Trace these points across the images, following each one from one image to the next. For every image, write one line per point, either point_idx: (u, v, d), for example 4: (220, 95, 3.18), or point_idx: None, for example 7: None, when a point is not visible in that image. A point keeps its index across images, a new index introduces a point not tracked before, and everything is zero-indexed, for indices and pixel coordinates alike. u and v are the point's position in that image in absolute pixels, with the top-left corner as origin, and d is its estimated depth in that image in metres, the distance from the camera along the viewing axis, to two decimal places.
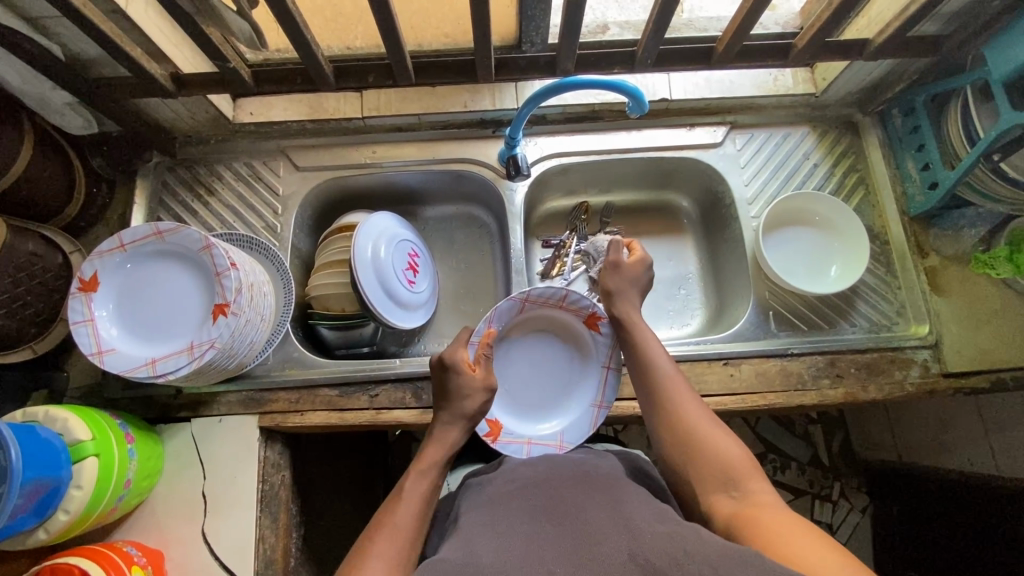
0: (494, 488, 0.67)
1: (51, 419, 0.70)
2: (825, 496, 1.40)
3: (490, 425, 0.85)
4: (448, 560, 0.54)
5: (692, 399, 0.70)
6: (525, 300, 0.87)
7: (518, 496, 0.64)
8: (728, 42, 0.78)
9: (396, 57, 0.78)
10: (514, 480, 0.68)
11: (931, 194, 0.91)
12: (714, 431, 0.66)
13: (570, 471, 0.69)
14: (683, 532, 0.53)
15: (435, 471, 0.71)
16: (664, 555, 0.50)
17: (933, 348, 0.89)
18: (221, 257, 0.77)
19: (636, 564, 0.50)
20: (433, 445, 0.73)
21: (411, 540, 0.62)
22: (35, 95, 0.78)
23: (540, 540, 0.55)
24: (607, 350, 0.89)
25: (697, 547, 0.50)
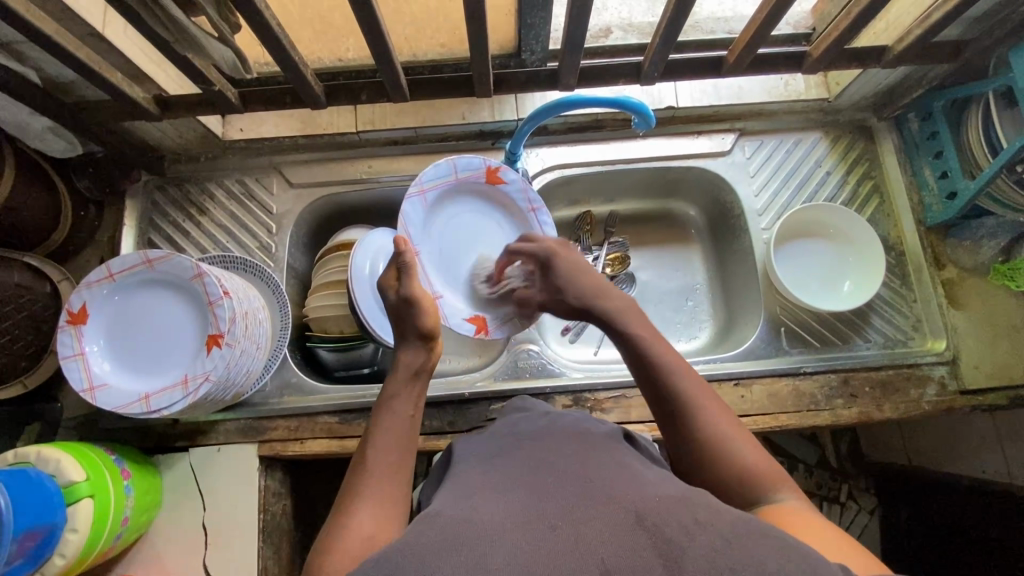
0: (489, 450, 0.62)
1: (43, 461, 0.68)
2: (834, 499, 1.38)
3: (475, 322, 0.88)
4: (445, 513, 0.46)
5: (700, 386, 0.61)
6: (423, 190, 0.86)
7: (515, 456, 0.58)
8: (739, 52, 0.74)
9: (389, 74, 0.74)
10: (510, 439, 0.63)
11: (949, 204, 0.87)
12: (731, 425, 0.58)
13: (566, 428, 0.64)
14: (694, 497, 0.46)
15: (411, 399, 0.65)
16: (673, 520, 0.42)
17: (950, 365, 0.87)
18: (213, 286, 0.74)
19: (644, 529, 0.42)
20: (396, 371, 0.68)
21: (390, 488, 0.56)
22: (14, 120, 0.74)
23: (539, 493, 0.48)
24: (522, 194, 0.91)
25: (709, 516, 0.43)
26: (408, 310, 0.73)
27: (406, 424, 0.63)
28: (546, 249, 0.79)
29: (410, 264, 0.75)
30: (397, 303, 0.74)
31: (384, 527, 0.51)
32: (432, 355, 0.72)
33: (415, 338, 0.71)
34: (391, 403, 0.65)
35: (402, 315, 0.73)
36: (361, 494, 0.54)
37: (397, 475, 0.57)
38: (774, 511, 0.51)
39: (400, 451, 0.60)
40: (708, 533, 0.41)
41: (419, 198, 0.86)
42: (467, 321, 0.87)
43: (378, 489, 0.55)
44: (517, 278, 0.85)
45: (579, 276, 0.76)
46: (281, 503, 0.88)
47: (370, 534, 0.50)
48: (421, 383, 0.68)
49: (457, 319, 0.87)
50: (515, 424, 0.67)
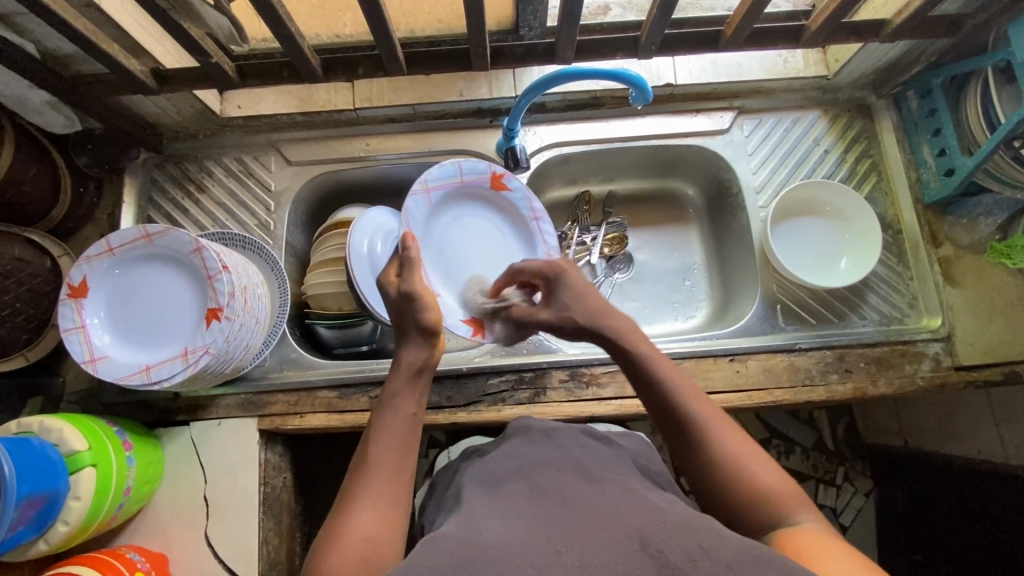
0: (497, 473, 0.67)
1: (46, 430, 0.69)
2: (829, 481, 1.39)
3: (473, 324, 0.84)
4: (453, 536, 0.51)
5: (713, 410, 0.62)
6: (428, 189, 0.85)
7: (520, 483, 0.63)
8: (737, 25, 0.74)
9: (386, 48, 0.74)
10: (518, 461, 0.68)
11: (947, 181, 0.87)
12: (746, 446, 0.60)
13: (568, 453, 0.68)
14: (694, 522, 0.51)
15: (411, 397, 0.65)
16: (677, 547, 0.46)
17: (945, 342, 0.87)
18: (212, 260, 0.75)
19: (646, 555, 0.46)
20: (396, 370, 0.66)
21: (390, 491, 0.57)
22: (13, 94, 0.75)
23: (545, 520, 0.53)
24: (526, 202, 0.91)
25: (714, 543, 0.47)
26: (409, 304, 0.69)
27: (406, 424, 0.63)
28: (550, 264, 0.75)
29: (414, 260, 0.73)
30: (398, 299, 0.71)
31: (384, 530, 0.54)
32: (436, 350, 0.69)
33: (415, 333, 0.68)
34: (393, 404, 0.64)
35: (404, 312, 0.69)
36: (361, 498, 0.56)
37: (398, 477, 0.59)
38: (792, 535, 0.53)
39: (401, 452, 0.61)
40: (710, 559, 0.44)
41: (423, 194, 0.85)
42: (462, 323, 0.84)
43: (379, 493, 0.57)
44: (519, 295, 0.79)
45: (585, 298, 0.72)
46: (283, 476, 0.88)
47: (370, 537, 0.53)
48: (424, 380, 0.67)
49: (453, 320, 0.83)
50: (519, 445, 0.72)
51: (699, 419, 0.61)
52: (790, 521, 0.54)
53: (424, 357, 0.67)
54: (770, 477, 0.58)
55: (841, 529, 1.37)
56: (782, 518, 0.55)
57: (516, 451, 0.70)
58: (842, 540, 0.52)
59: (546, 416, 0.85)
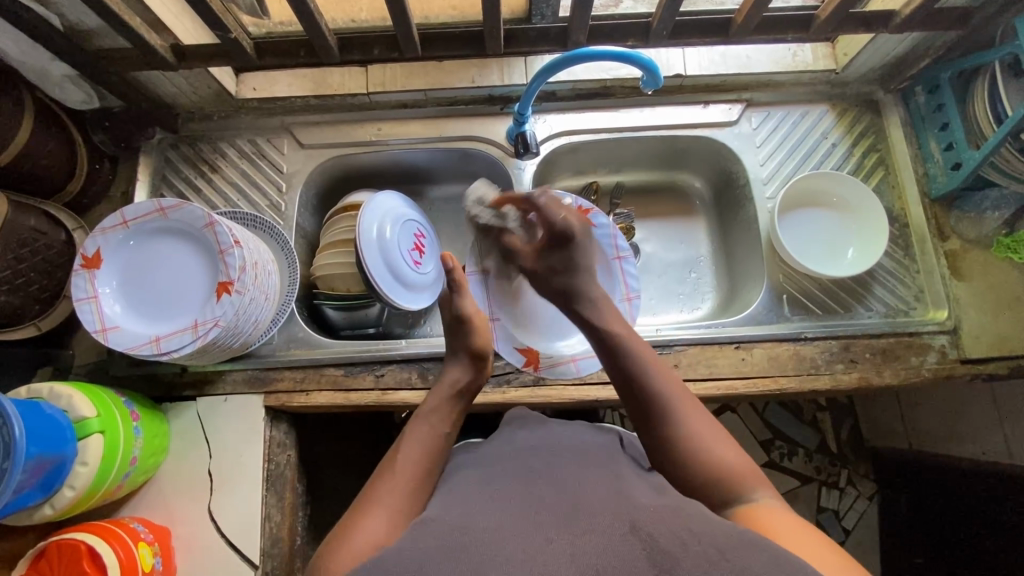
0: (489, 455, 0.66)
1: (55, 396, 0.70)
2: (833, 483, 1.38)
3: (528, 356, 0.88)
4: (444, 521, 0.51)
5: (682, 389, 0.64)
6: None
7: (520, 463, 0.62)
8: (746, 13, 0.75)
9: (402, 29, 0.75)
10: (512, 448, 0.67)
11: (953, 175, 0.88)
12: (709, 427, 0.61)
13: (563, 441, 0.68)
14: (685, 507, 0.51)
15: (447, 415, 0.69)
16: (667, 532, 0.46)
17: (951, 334, 0.87)
18: (224, 234, 0.76)
19: (638, 539, 0.45)
20: (438, 388, 0.72)
21: (409, 496, 0.58)
22: (35, 67, 0.77)
23: (535, 505, 0.52)
24: (611, 242, 0.90)
25: (702, 528, 0.47)
26: (461, 327, 0.78)
27: (437, 438, 0.66)
28: (565, 223, 0.78)
29: (460, 281, 0.80)
30: (452, 321, 0.79)
31: (394, 530, 0.54)
32: (479, 375, 0.76)
33: (463, 354, 0.76)
34: (425, 417, 0.68)
35: (457, 331, 0.78)
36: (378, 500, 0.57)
37: (421, 484, 0.60)
38: (753, 511, 0.53)
39: (427, 461, 0.62)
40: (700, 542, 0.45)
41: None
42: (518, 352, 0.88)
43: (394, 496, 0.58)
44: (518, 223, 0.84)
45: (579, 274, 0.78)
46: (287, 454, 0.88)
47: (380, 537, 0.53)
48: (462, 403, 0.72)
49: (507, 349, 0.88)
50: (512, 434, 0.71)
51: (664, 394, 0.63)
52: (750, 497, 0.55)
53: (466, 380, 0.74)
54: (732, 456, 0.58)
55: (844, 531, 1.36)
56: (743, 495, 0.55)
57: (510, 441, 0.70)
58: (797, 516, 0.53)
59: (551, 399, 0.86)
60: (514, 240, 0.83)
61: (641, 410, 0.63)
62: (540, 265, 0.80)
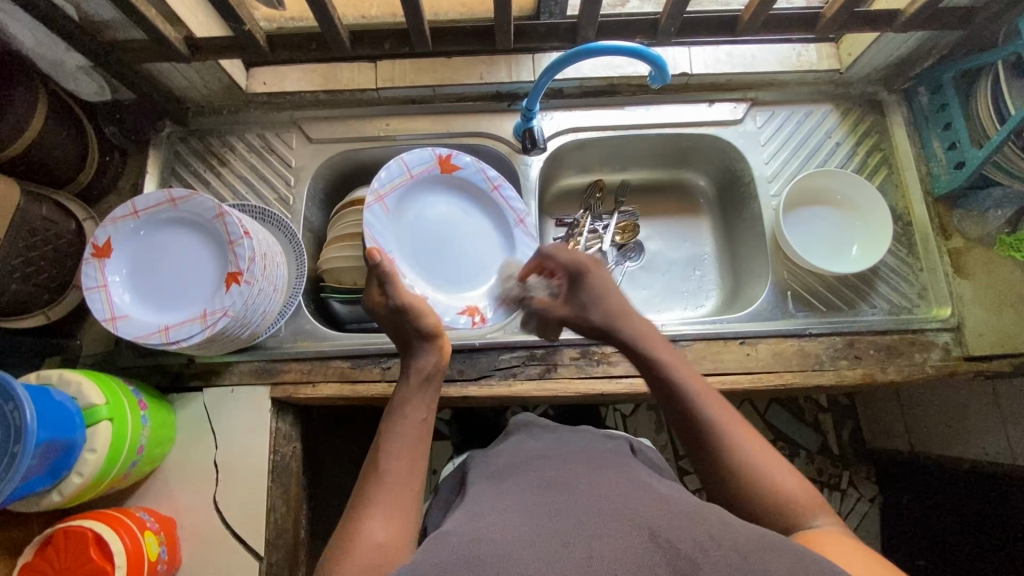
0: (503, 466, 0.68)
1: (65, 383, 0.70)
2: (835, 485, 1.39)
3: (469, 311, 0.91)
4: (457, 532, 0.52)
5: (734, 416, 0.63)
6: (382, 197, 0.89)
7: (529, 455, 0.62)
8: (754, 10, 0.76)
9: (414, 23, 0.76)
10: (524, 457, 0.68)
11: (957, 173, 0.89)
12: (764, 454, 0.60)
13: (574, 449, 0.69)
14: (698, 513, 0.51)
15: (421, 403, 0.68)
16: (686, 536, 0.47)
17: (955, 331, 0.88)
18: (234, 225, 0.76)
19: (655, 544, 0.47)
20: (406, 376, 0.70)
21: (404, 493, 0.59)
22: (50, 57, 0.77)
23: (548, 512, 0.53)
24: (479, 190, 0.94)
25: (722, 532, 0.48)
26: (403, 317, 0.73)
27: (417, 429, 0.65)
28: (576, 261, 0.78)
29: (389, 272, 0.72)
30: (391, 314, 0.73)
31: (396, 535, 0.55)
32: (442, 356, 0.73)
33: (420, 339, 0.72)
34: (402, 410, 0.66)
35: (400, 323, 0.73)
36: (375, 503, 0.57)
37: (412, 478, 0.60)
38: (811, 535, 0.54)
39: (412, 455, 0.62)
40: (720, 547, 0.45)
41: (377, 204, 0.89)
42: (461, 314, 0.90)
43: (390, 496, 0.58)
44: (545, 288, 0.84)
45: (605, 302, 0.76)
46: (293, 446, 0.88)
47: (381, 542, 0.53)
48: (433, 386, 0.70)
49: (450, 313, 0.89)
50: (522, 444, 0.73)
51: (717, 426, 0.62)
52: (809, 523, 0.55)
53: (432, 363, 0.71)
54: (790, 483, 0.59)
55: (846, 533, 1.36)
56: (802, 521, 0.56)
57: (524, 450, 0.71)
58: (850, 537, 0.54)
59: (557, 392, 0.86)
60: (541, 300, 0.82)
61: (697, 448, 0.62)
62: (568, 306, 0.79)
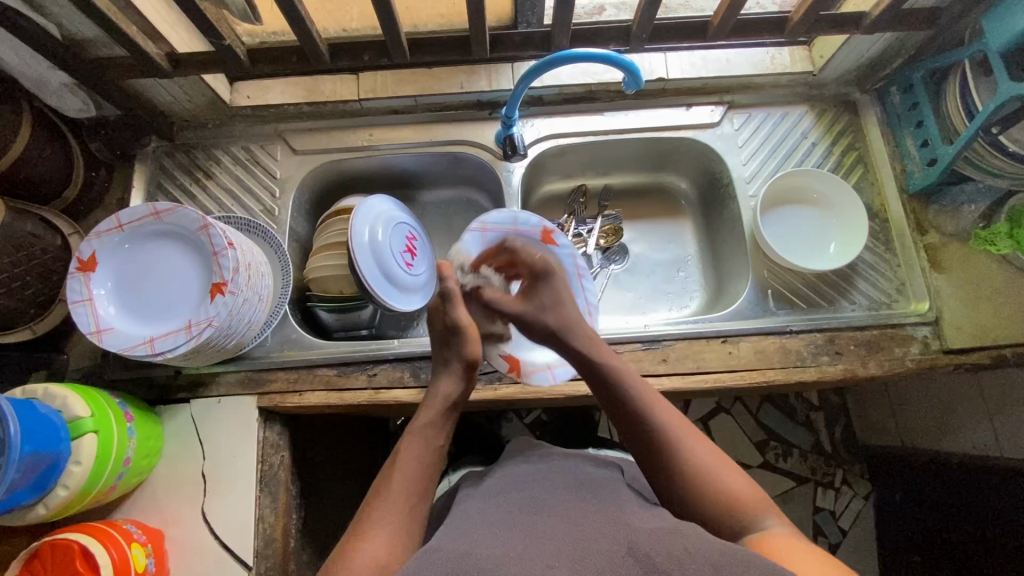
0: (495, 486, 0.68)
1: (50, 397, 0.71)
2: (828, 483, 1.39)
3: (511, 362, 0.89)
4: (445, 549, 0.53)
5: (677, 419, 0.68)
6: (484, 229, 0.89)
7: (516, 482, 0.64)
8: (723, 15, 0.78)
9: (391, 34, 0.78)
10: (511, 479, 0.69)
11: (930, 170, 0.90)
12: (711, 460, 0.64)
13: (561, 470, 0.70)
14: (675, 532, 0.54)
15: (439, 431, 0.70)
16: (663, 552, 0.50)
17: (933, 325, 0.89)
18: (218, 236, 0.77)
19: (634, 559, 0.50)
20: (433, 402, 0.73)
21: (411, 512, 0.61)
22: (33, 75, 0.78)
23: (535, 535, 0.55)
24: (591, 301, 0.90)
25: (695, 548, 0.50)
26: (455, 337, 0.77)
27: (432, 455, 0.67)
28: (544, 261, 0.86)
29: (453, 292, 0.79)
30: (444, 330, 0.78)
31: (395, 554, 0.57)
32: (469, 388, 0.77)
33: (455, 365, 0.76)
34: (417, 433, 0.69)
35: (448, 340, 0.78)
36: (381, 518, 0.59)
37: (421, 499, 0.63)
38: (762, 538, 0.57)
39: (424, 479, 0.65)
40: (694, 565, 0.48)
41: (478, 233, 0.90)
42: (501, 359, 0.89)
43: (397, 513, 0.60)
44: (491, 278, 0.90)
45: (564, 306, 0.82)
46: (281, 455, 0.88)
47: (384, 559, 0.56)
48: (452, 416, 0.73)
49: (492, 354, 0.89)
50: (513, 467, 0.72)
51: (665, 429, 0.66)
52: (760, 527, 0.59)
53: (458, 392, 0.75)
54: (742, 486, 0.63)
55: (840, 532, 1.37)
56: (753, 522, 0.60)
57: (511, 472, 0.71)
58: (796, 536, 0.58)
59: (542, 395, 0.87)
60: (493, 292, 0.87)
61: (650, 452, 0.66)
62: (529, 300, 0.83)
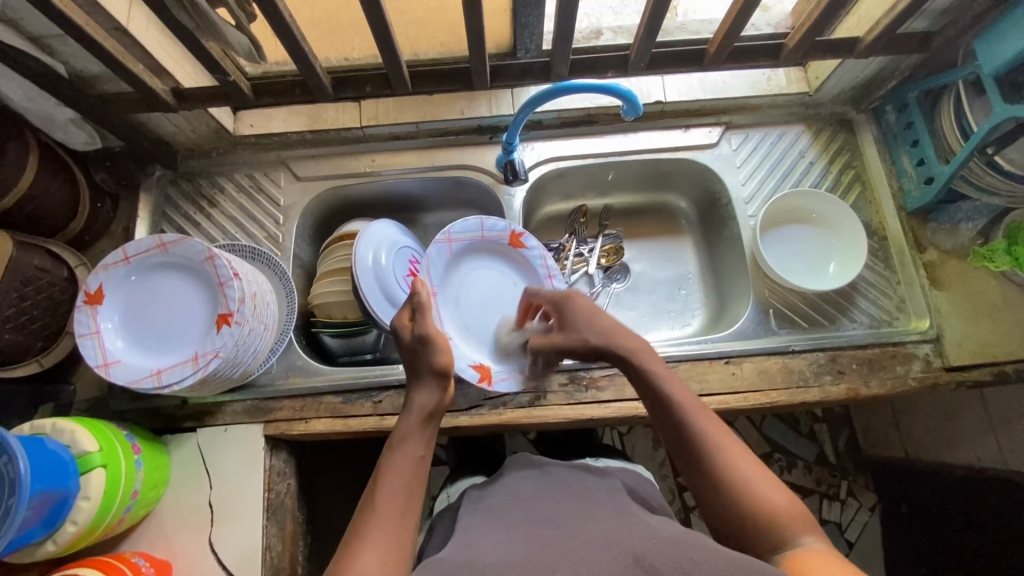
0: (501, 503, 0.70)
1: (58, 432, 0.71)
2: (833, 495, 1.34)
3: (481, 371, 0.88)
4: (452, 559, 0.55)
5: (715, 424, 0.65)
6: (449, 239, 0.92)
7: (518, 513, 0.66)
8: (720, 43, 0.79)
9: (394, 66, 0.79)
10: (514, 495, 0.71)
11: (927, 189, 0.91)
12: (754, 472, 0.61)
13: (563, 488, 0.72)
14: (686, 539, 0.57)
15: (422, 440, 0.67)
16: (664, 559, 0.52)
17: (934, 342, 0.89)
18: (224, 267, 0.78)
19: (639, 566, 0.51)
20: (411, 411, 0.69)
21: (397, 529, 0.59)
22: (41, 112, 0.79)
23: (540, 543, 0.57)
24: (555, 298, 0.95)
25: (703, 557, 0.51)
26: (423, 347, 0.73)
27: (415, 467, 0.65)
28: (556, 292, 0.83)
29: (425, 304, 0.76)
30: (412, 343, 0.75)
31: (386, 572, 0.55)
32: (446, 394, 0.72)
33: (428, 375, 0.72)
34: (399, 445, 0.66)
35: (418, 353, 0.74)
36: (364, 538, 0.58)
37: (407, 515, 0.61)
38: (797, 557, 0.55)
39: (407, 493, 0.62)
40: (701, 570, 0.49)
41: (443, 243, 0.92)
42: (471, 367, 0.88)
43: (382, 531, 0.58)
44: (539, 325, 0.89)
45: (595, 323, 0.77)
46: (287, 482, 0.89)
47: None
48: (433, 426, 0.70)
49: (463, 363, 0.87)
50: (516, 484, 0.74)
51: (708, 440, 0.63)
52: (798, 545, 0.56)
53: (434, 401, 0.71)
54: (782, 500, 0.59)
55: (847, 544, 1.31)
56: (791, 540, 0.57)
57: (518, 500, 0.71)
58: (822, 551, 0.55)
59: (547, 419, 0.87)
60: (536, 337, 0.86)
61: (686, 458, 0.64)
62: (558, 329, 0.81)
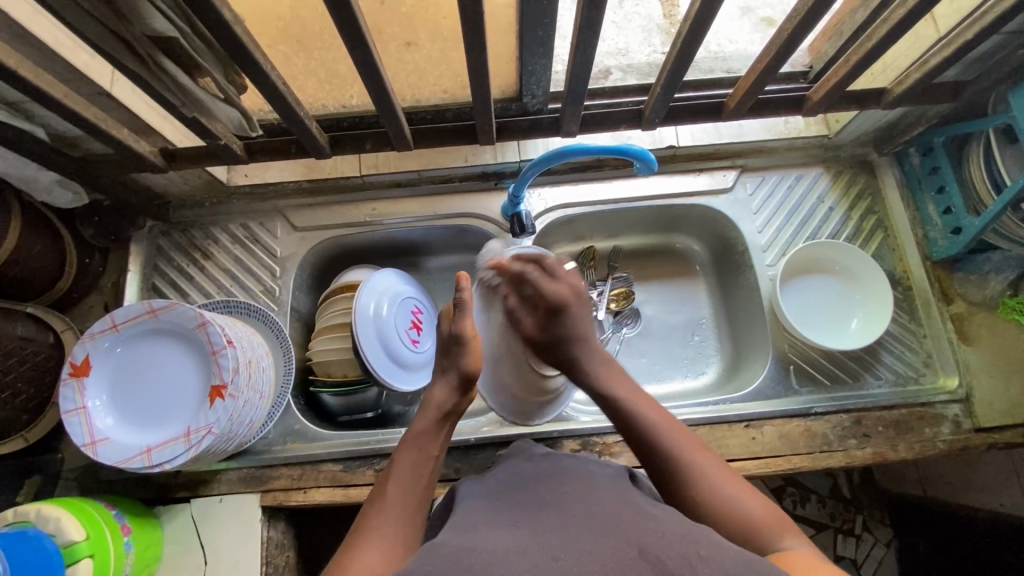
0: (496, 488, 0.60)
1: (43, 519, 0.67)
2: (848, 531, 1.19)
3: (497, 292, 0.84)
4: (451, 543, 0.46)
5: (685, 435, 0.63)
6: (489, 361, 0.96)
7: (519, 496, 0.56)
8: (741, 98, 0.75)
9: (394, 125, 0.75)
10: (515, 477, 0.61)
11: (956, 239, 0.86)
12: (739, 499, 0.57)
13: (569, 469, 0.61)
14: (692, 531, 0.46)
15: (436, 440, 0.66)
16: (675, 553, 0.43)
17: (964, 403, 0.85)
18: (216, 334, 0.73)
19: (645, 562, 0.42)
20: (426, 410, 0.69)
21: (406, 522, 0.58)
22: (23, 175, 0.75)
23: (542, 530, 0.47)
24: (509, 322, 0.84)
25: (714, 555, 0.43)
26: (455, 346, 0.73)
27: (426, 464, 0.64)
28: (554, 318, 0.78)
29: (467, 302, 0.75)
30: (448, 338, 0.74)
31: (392, 557, 0.52)
32: (465, 399, 0.72)
33: (454, 375, 0.72)
34: (415, 443, 0.66)
35: (451, 351, 0.73)
36: (373, 528, 0.55)
37: (412, 510, 0.59)
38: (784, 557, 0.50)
39: (417, 484, 0.61)
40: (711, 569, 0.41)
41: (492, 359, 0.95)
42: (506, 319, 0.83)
43: (390, 523, 0.56)
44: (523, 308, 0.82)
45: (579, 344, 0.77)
46: (286, 554, 0.86)
47: (378, 564, 0.51)
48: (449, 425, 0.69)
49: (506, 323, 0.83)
50: (517, 467, 0.64)
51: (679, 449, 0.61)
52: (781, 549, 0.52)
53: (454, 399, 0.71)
54: (758, 512, 0.55)
55: None
56: (766, 549, 0.52)
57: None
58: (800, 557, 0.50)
59: None
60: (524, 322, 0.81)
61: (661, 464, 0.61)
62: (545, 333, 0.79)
